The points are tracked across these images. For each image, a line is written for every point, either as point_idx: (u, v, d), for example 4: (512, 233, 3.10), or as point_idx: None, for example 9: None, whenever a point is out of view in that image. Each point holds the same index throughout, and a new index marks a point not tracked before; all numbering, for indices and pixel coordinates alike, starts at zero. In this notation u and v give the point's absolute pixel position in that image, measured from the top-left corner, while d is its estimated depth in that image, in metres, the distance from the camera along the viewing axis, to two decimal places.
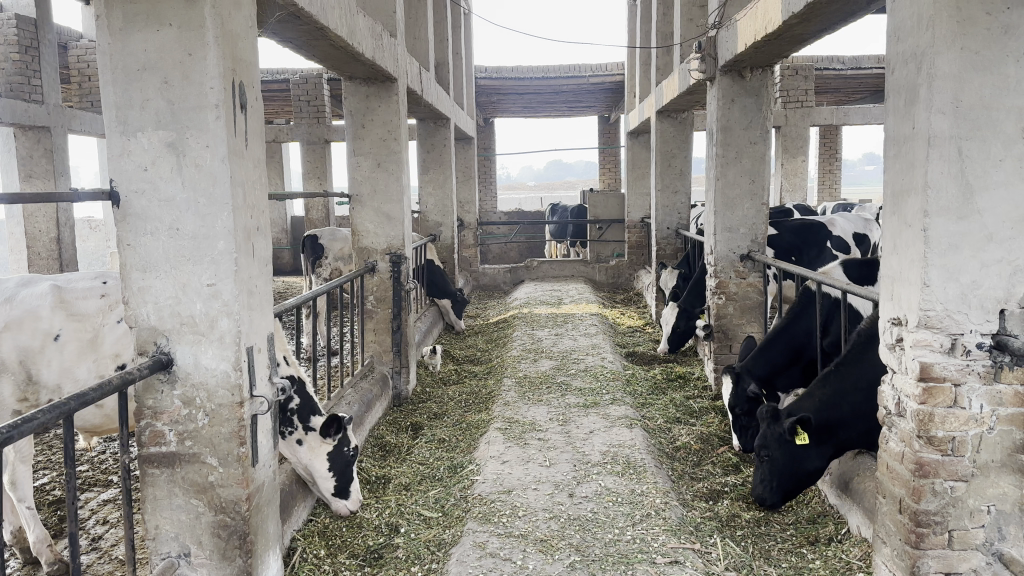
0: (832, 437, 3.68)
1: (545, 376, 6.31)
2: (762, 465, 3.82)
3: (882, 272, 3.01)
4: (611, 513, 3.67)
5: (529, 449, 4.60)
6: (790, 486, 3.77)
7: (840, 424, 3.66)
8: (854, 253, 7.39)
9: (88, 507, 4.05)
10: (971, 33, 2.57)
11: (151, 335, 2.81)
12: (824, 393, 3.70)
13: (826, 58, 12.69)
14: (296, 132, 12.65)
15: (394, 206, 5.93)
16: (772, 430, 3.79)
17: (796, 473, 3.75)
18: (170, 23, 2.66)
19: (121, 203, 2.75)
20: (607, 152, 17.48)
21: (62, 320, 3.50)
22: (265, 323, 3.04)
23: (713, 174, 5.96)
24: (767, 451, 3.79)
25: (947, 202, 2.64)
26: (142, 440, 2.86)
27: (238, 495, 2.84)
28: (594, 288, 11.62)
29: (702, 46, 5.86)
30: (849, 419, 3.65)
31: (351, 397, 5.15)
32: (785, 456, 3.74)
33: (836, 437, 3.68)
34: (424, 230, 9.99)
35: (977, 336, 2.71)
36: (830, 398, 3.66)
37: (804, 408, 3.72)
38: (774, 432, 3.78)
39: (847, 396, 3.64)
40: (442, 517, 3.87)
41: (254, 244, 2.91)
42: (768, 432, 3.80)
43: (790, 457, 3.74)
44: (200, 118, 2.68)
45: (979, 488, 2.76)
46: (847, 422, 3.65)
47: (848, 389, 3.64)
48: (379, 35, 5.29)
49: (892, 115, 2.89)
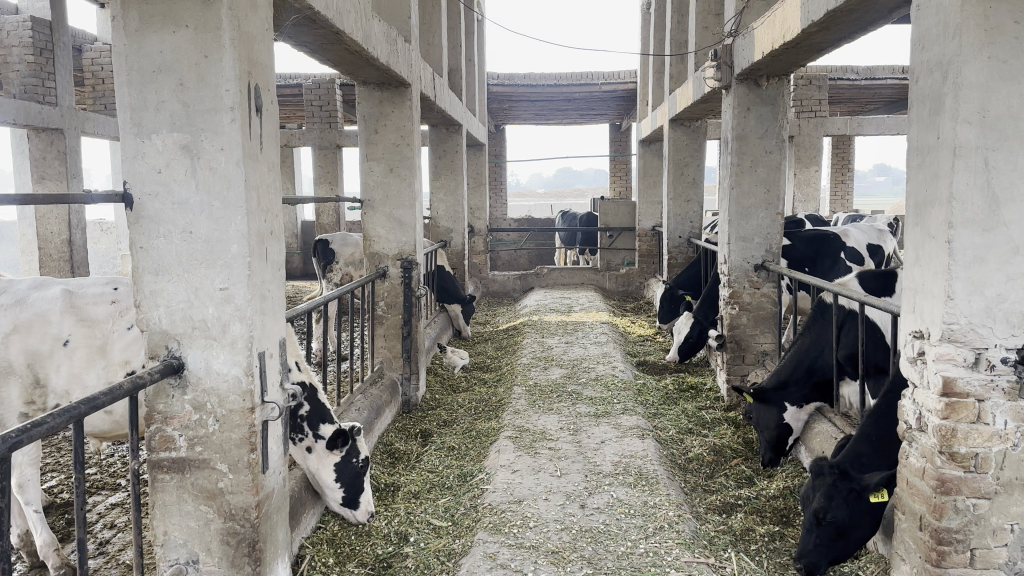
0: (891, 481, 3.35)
1: (555, 384, 6.25)
2: (820, 527, 3.30)
3: (903, 284, 2.95)
4: (623, 526, 3.62)
5: (539, 458, 4.56)
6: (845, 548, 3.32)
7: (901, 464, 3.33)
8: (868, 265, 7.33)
9: (95, 511, 4.02)
10: (999, 42, 2.52)
11: (162, 339, 2.78)
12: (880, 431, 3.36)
13: (839, 68, 12.64)
14: (308, 136, 12.66)
15: (406, 212, 5.91)
16: (836, 487, 3.29)
17: (851, 535, 3.30)
18: (186, 24, 2.64)
19: (134, 205, 2.73)
20: (618, 160, 17.47)
21: (72, 325, 3.48)
22: (278, 328, 3.01)
23: (728, 183, 5.91)
24: (830, 511, 3.28)
25: (973, 213, 2.59)
26: (152, 445, 2.83)
27: (248, 502, 2.80)
28: (604, 296, 11.57)
29: (718, 54, 5.83)
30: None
31: (361, 403, 5.11)
32: (850, 516, 3.27)
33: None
34: (435, 236, 9.96)
35: (1002, 350, 2.65)
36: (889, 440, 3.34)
37: (866, 455, 3.35)
38: (843, 490, 3.28)
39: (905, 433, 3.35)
40: (451, 526, 3.82)
41: (268, 248, 2.88)
42: (833, 489, 3.29)
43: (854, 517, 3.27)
44: (215, 120, 2.66)
45: (1002, 506, 2.71)
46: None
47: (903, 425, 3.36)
48: (394, 40, 5.28)
49: (915, 125, 2.85)
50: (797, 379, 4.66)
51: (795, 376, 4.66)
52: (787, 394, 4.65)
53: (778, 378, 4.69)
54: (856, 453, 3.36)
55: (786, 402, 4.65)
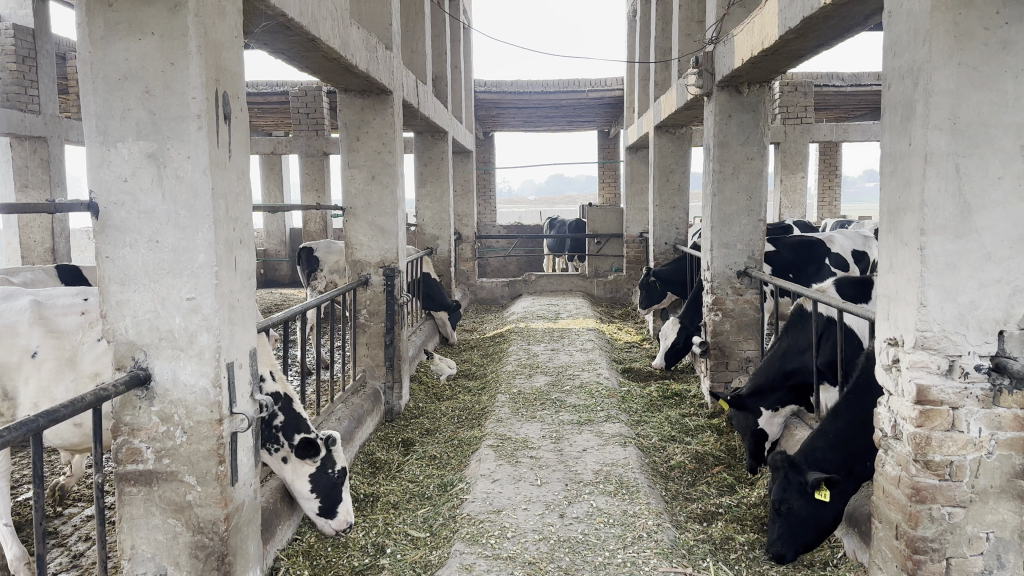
0: (853, 473, 3.46)
1: (539, 392, 6.23)
2: (779, 518, 3.53)
3: (878, 290, 2.93)
4: (602, 536, 3.58)
5: (520, 467, 4.52)
6: (811, 537, 3.50)
7: (858, 460, 3.45)
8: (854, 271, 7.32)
9: (69, 523, 3.97)
10: (969, 48, 2.52)
11: (129, 350, 2.74)
12: (838, 427, 3.50)
13: (825, 74, 12.68)
14: (295, 144, 12.60)
15: (388, 219, 5.88)
16: (789, 480, 3.55)
17: (816, 525, 3.48)
18: (151, 31, 2.61)
19: (100, 214, 2.69)
20: (606, 167, 17.48)
21: (40, 336, 3.43)
22: (248, 338, 2.98)
23: (710, 189, 5.90)
24: (786, 502, 3.52)
25: (944, 219, 2.58)
26: (118, 458, 2.78)
27: (217, 515, 2.76)
28: (591, 302, 11.55)
29: (700, 61, 5.83)
30: (869, 453, 3.45)
31: (342, 412, 5.08)
32: (807, 506, 3.49)
33: (855, 473, 3.47)
34: (421, 243, 9.92)
35: (975, 357, 2.64)
36: (845, 436, 3.47)
37: (820, 450, 3.50)
38: (794, 481, 3.53)
39: (863, 428, 3.45)
40: (429, 537, 3.79)
41: (236, 256, 2.85)
42: (787, 481, 3.55)
43: (811, 507, 3.48)
44: (182, 128, 2.63)
45: (978, 514, 2.69)
46: (867, 455, 3.45)
47: (862, 420, 3.46)
48: (374, 48, 5.25)
49: (888, 131, 2.84)
50: (773, 383, 4.63)
51: (771, 380, 4.63)
52: (764, 399, 4.64)
53: (754, 383, 4.67)
54: (812, 447, 3.53)
55: (762, 406, 4.64)
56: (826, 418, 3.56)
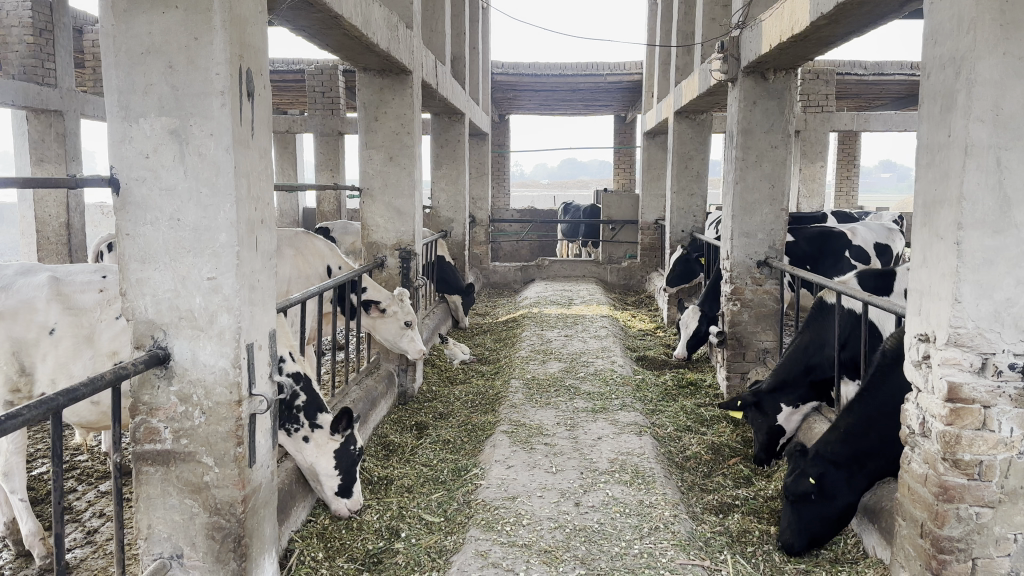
0: (864, 469, 3.44)
1: (553, 378, 6.20)
2: (787, 506, 3.50)
3: (910, 285, 2.87)
4: (618, 525, 3.55)
5: (535, 454, 4.49)
6: (818, 529, 3.44)
7: (870, 456, 3.43)
8: (875, 264, 7.26)
9: (83, 499, 3.97)
10: (1015, 38, 2.44)
11: (149, 328, 2.71)
12: (849, 422, 3.49)
13: (847, 63, 12.51)
14: (311, 123, 12.55)
15: (405, 201, 5.83)
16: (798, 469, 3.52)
17: (824, 517, 3.44)
18: (176, 5, 2.56)
19: (121, 190, 2.66)
20: (622, 152, 17.36)
21: (58, 313, 3.42)
22: (268, 319, 2.94)
23: (732, 177, 5.83)
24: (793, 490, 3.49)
25: (983, 214, 2.51)
26: (136, 437, 2.76)
27: (233, 496, 2.74)
28: (605, 289, 11.49)
29: (725, 46, 5.74)
30: (880, 448, 3.43)
31: (356, 394, 5.05)
32: (815, 496, 3.44)
33: (866, 469, 3.43)
34: (436, 226, 9.87)
35: (1010, 356, 2.58)
36: (856, 430, 3.45)
37: (831, 444, 3.48)
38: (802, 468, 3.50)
39: (875, 425, 3.44)
40: (444, 522, 3.77)
41: (258, 237, 2.81)
42: (795, 467, 3.53)
43: (820, 498, 3.44)
44: (205, 105, 2.58)
45: (1006, 515, 2.64)
46: (877, 451, 3.43)
47: (873, 416, 3.44)
48: (395, 26, 5.18)
49: (926, 122, 2.77)
50: (795, 378, 4.59)
51: (793, 375, 4.59)
52: (784, 395, 4.58)
53: (776, 377, 4.61)
54: (823, 441, 3.51)
55: (783, 402, 4.57)
56: (841, 414, 3.55)
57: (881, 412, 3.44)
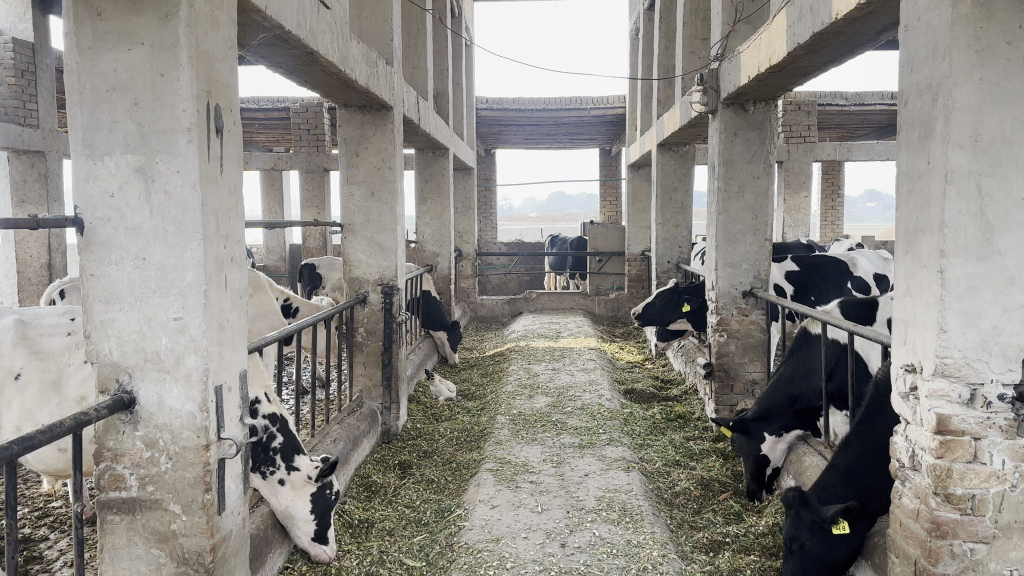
0: (866, 510, 3.32)
1: (541, 413, 6.10)
2: (791, 556, 3.34)
3: (895, 314, 2.82)
4: (605, 567, 3.45)
5: (520, 493, 4.39)
6: None
7: (870, 495, 3.32)
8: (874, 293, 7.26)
9: (53, 548, 3.83)
10: (991, 64, 2.42)
11: (113, 371, 2.62)
12: (847, 459, 3.42)
13: (829, 93, 12.60)
14: (296, 160, 12.51)
15: (387, 236, 5.77)
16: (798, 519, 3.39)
17: (829, 564, 3.28)
18: (141, 41, 2.51)
19: (85, 230, 2.58)
20: (608, 185, 17.44)
21: (23, 358, 3.33)
22: (238, 359, 2.86)
23: (715, 208, 5.80)
24: (798, 541, 3.32)
25: (966, 241, 2.47)
26: (100, 484, 2.65)
27: (202, 545, 2.63)
28: (593, 321, 11.43)
29: (704, 78, 5.76)
30: (879, 486, 3.33)
31: (337, 433, 4.93)
32: (819, 544, 3.28)
33: (869, 509, 3.31)
34: (422, 260, 9.81)
35: (999, 387, 2.52)
36: (858, 467, 3.36)
37: (833, 486, 3.38)
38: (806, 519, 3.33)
39: (872, 463, 3.35)
40: (425, 566, 3.65)
41: (227, 275, 2.74)
42: (798, 519, 3.35)
43: (827, 546, 3.28)
44: (171, 141, 2.53)
45: (1001, 551, 2.56)
46: (879, 490, 3.32)
47: (870, 453, 3.36)
48: (374, 62, 5.16)
49: (904, 150, 2.74)
50: (779, 408, 4.50)
51: (778, 405, 4.50)
52: (768, 424, 4.49)
53: (760, 407, 4.53)
54: (824, 485, 3.41)
55: (766, 432, 4.49)
56: (839, 451, 3.47)
57: (881, 448, 3.35)
